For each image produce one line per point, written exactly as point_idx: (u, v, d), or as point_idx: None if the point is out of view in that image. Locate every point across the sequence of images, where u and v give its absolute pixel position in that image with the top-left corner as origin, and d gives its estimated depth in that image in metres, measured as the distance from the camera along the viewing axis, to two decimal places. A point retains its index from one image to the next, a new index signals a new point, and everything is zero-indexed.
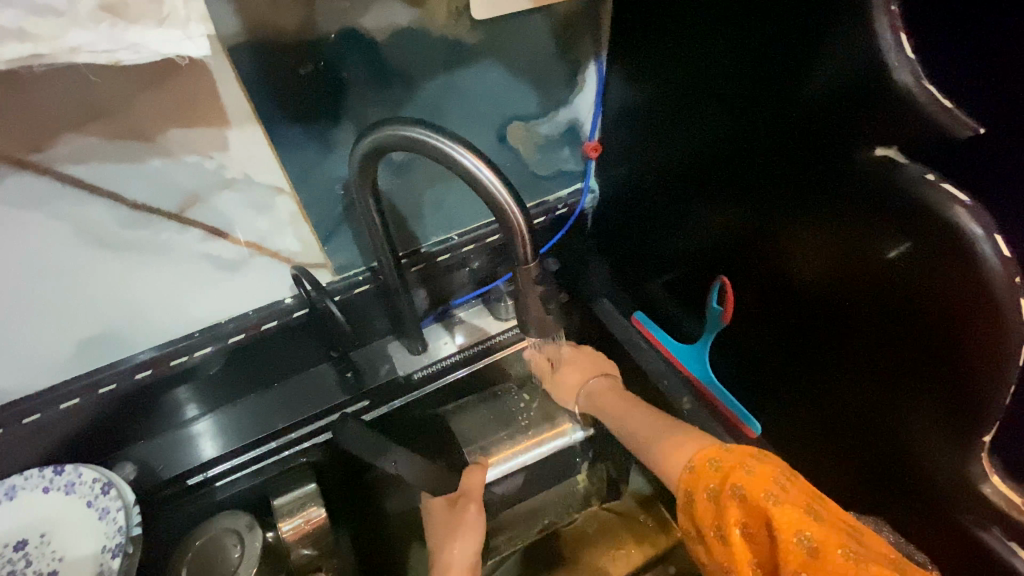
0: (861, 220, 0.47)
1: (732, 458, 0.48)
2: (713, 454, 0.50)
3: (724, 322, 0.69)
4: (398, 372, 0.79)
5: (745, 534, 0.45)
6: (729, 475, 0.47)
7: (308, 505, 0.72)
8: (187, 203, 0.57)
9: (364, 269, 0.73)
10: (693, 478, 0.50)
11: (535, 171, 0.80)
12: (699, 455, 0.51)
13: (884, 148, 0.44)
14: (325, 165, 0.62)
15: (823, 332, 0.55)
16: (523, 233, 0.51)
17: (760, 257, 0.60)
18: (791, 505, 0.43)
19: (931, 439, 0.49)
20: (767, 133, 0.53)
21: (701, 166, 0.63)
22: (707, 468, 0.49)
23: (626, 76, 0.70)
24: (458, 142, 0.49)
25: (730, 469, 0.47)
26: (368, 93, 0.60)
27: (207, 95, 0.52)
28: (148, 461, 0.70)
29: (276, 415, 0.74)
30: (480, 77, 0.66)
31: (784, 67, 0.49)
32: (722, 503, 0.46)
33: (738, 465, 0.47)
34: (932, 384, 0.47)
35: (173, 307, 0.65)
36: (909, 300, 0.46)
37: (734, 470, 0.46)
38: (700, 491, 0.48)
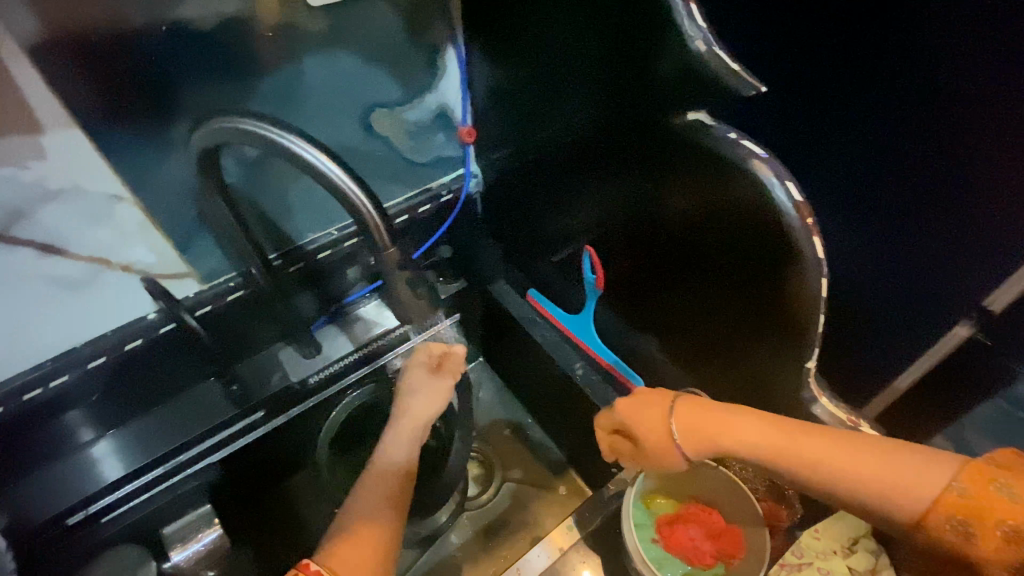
0: (691, 182, 0.51)
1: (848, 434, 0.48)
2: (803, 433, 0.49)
3: (599, 290, 0.73)
4: (291, 380, 0.76)
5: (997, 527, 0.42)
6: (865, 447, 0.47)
7: (204, 529, 0.70)
8: (10, 221, 0.52)
9: (234, 275, 0.70)
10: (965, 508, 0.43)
11: (412, 159, 0.80)
12: (969, 474, 0.43)
13: (695, 112, 0.48)
14: (168, 168, 0.58)
15: (673, 285, 0.60)
16: (376, 220, 0.51)
17: (620, 224, 0.63)
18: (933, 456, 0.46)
19: (770, 368, 0.55)
20: (606, 105, 0.56)
21: (562, 140, 0.66)
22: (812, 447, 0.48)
23: (485, 58, 0.71)
24: (294, 132, 0.48)
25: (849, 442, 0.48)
26: (206, 89, 0.57)
27: (7, 100, 0.47)
28: (21, 506, 0.63)
29: (163, 440, 0.69)
30: (332, 65, 0.65)
31: (613, 40, 0.52)
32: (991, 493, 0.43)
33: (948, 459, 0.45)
34: (759, 318, 0.52)
35: (14, 338, 0.59)
36: (735, 248, 0.50)
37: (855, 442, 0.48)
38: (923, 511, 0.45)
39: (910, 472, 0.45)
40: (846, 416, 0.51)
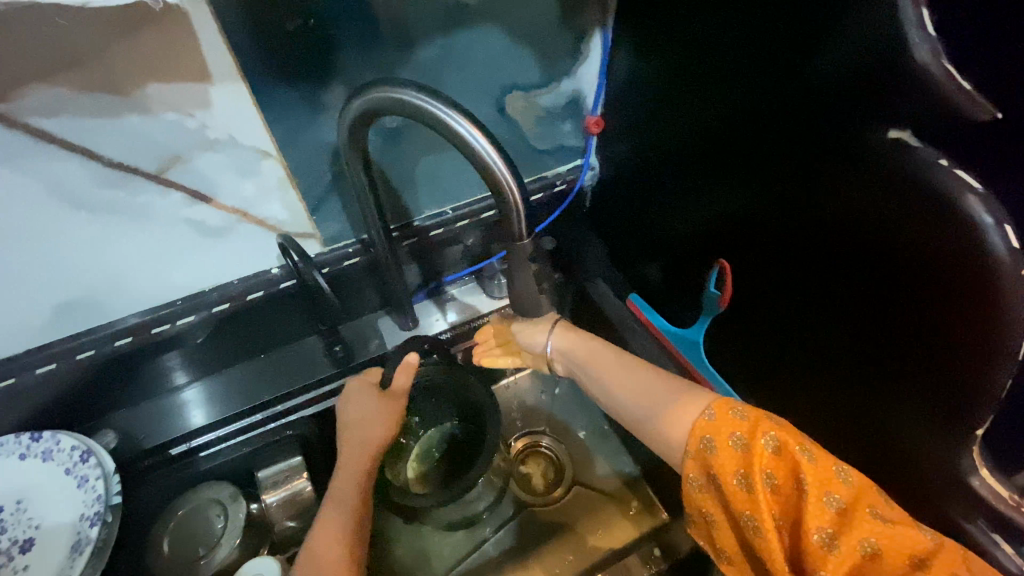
0: (879, 210, 0.45)
1: (751, 438, 0.43)
2: (726, 431, 0.45)
3: (721, 306, 0.68)
4: (387, 347, 0.77)
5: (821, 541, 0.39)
6: (754, 459, 0.43)
7: (294, 477, 0.72)
8: (167, 163, 0.54)
9: (353, 242, 0.71)
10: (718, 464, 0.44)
11: (534, 145, 0.78)
12: (719, 405, 0.47)
13: (897, 131, 0.42)
14: (314, 130, 0.59)
15: (816, 317, 0.55)
16: (519, 208, 0.49)
17: (761, 241, 0.59)
18: (818, 490, 0.40)
19: (923, 439, 0.48)
20: (776, 111, 0.51)
21: (708, 143, 0.62)
22: (727, 450, 0.44)
23: (633, 49, 0.68)
24: (454, 107, 0.47)
25: (754, 451, 0.43)
26: (361, 56, 0.57)
27: (187, 49, 0.49)
28: (131, 430, 0.70)
29: (264, 388, 0.74)
30: (480, 42, 0.63)
31: (799, 43, 0.47)
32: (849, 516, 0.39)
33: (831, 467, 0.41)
34: (925, 380, 0.45)
35: (153, 274, 0.63)
36: (912, 293, 0.44)
37: (759, 453, 0.43)
38: (723, 477, 0.44)
39: (704, 413, 0.47)
40: (1008, 494, 0.43)
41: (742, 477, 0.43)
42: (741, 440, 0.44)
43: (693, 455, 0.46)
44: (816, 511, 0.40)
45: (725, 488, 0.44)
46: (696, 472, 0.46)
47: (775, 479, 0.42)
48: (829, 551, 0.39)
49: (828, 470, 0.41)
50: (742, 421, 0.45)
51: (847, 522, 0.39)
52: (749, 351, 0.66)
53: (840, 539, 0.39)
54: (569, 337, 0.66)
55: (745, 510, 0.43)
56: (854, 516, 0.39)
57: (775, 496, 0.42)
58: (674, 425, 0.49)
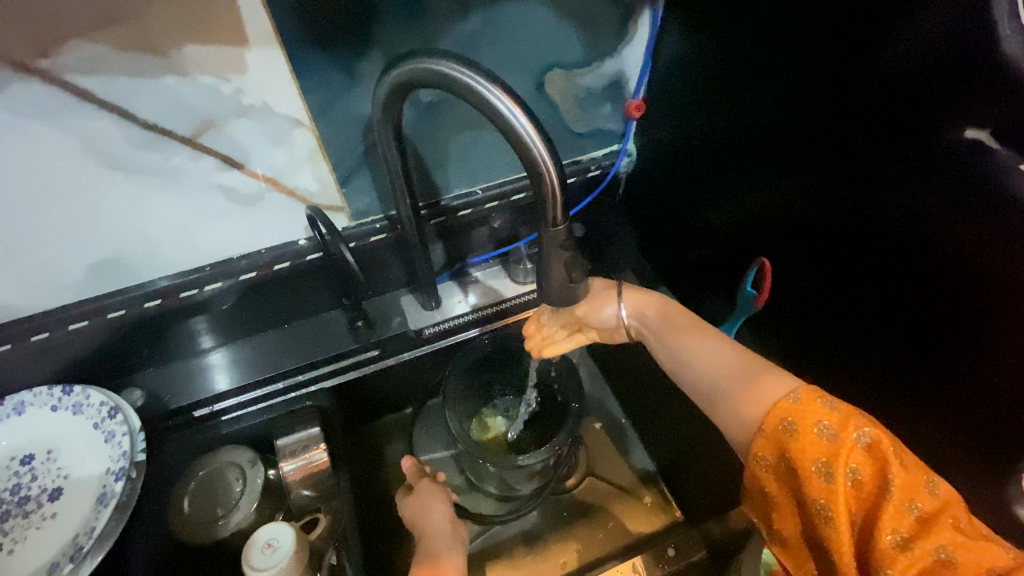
0: (952, 214, 0.41)
1: (841, 430, 0.41)
2: (813, 418, 0.42)
3: (757, 307, 0.65)
4: (409, 326, 0.77)
5: (897, 544, 0.38)
6: (840, 450, 0.41)
7: (313, 447, 0.70)
8: (202, 127, 0.54)
9: (381, 218, 0.71)
10: (796, 449, 0.42)
11: (572, 127, 0.75)
12: (808, 391, 0.44)
13: (977, 131, 0.38)
14: (349, 99, 0.58)
15: (861, 325, 0.52)
16: (555, 193, 0.47)
17: (807, 241, 0.56)
18: (903, 495, 0.39)
19: (969, 461, 0.45)
20: (836, 102, 0.48)
21: (756, 132, 0.59)
22: (811, 436, 0.42)
23: (684, 29, 0.64)
24: (495, 83, 0.44)
25: (842, 443, 0.41)
26: (401, 25, 0.55)
27: (226, 10, 0.48)
28: (157, 390, 0.72)
29: (286, 358, 0.75)
30: (524, 16, 0.60)
31: (866, 32, 0.44)
32: (931, 527, 0.38)
33: (921, 475, 0.39)
34: (979, 400, 0.43)
35: (184, 240, 0.63)
36: (977, 304, 0.41)
37: (847, 446, 0.41)
38: (802, 462, 0.42)
39: (789, 396, 0.44)
40: None
41: (823, 465, 0.41)
42: (830, 429, 0.42)
43: (769, 436, 0.44)
44: (897, 514, 0.38)
45: (801, 472, 0.42)
46: (766, 451, 0.45)
47: (858, 474, 0.40)
48: (900, 553, 0.38)
49: (917, 478, 0.39)
50: (833, 413, 0.42)
51: (928, 530, 0.38)
52: (782, 355, 0.64)
53: (917, 543, 0.37)
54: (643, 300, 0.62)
55: (818, 498, 0.42)
56: (937, 524, 0.38)
57: (853, 490, 0.41)
58: (750, 404, 0.47)
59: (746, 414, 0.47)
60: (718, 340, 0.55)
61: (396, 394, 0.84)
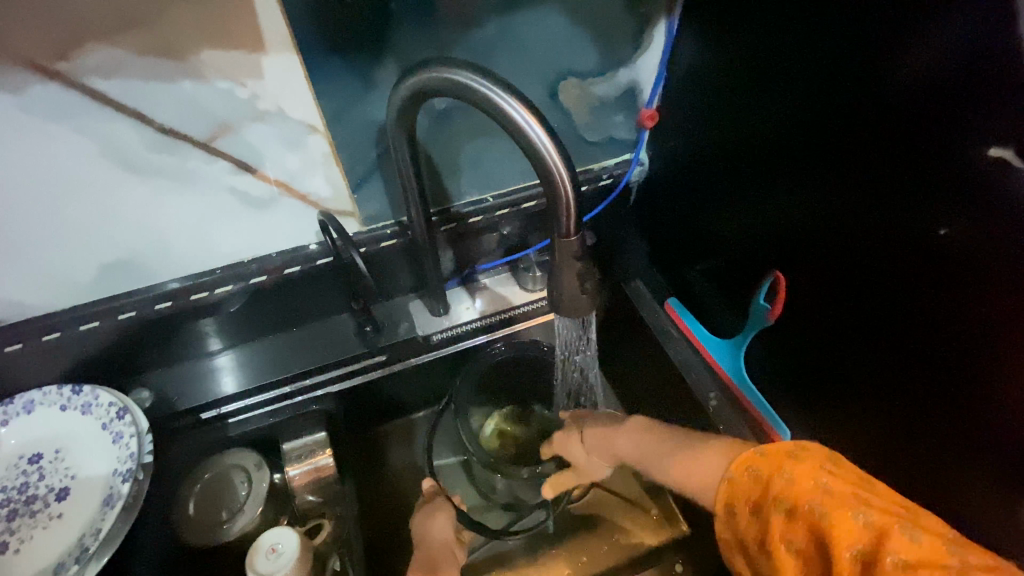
0: (974, 230, 0.40)
1: (766, 463, 0.41)
2: (744, 462, 0.43)
3: (770, 320, 0.65)
4: (417, 332, 0.77)
5: (847, 567, 0.35)
6: (769, 526, 0.39)
7: (318, 452, 0.72)
8: (216, 132, 0.54)
9: (393, 223, 0.71)
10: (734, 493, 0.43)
11: (584, 135, 0.75)
12: (737, 447, 0.45)
13: (999, 150, 0.38)
14: (364, 106, 0.58)
15: (878, 341, 0.51)
16: (569, 203, 0.46)
17: (821, 253, 0.55)
18: (837, 509, 0.36)
19: (988, 484, 0.44)
20: (854, 115, 0.48)
21: (771, 143, 0.58)
22: (743, 479, 0.42)
23: (700, 40, 0.64)
24: (510, 92, 0.44)
25: (767, 520, 0.39)
26: (418, 33, 0.55)
27: (245, 16, 0.48)
28: (165, 391, 0.72)
29: (293, 362, 0.74)
30: (541, 24, 0.60)
31: (887, 47, 0.44)
32: (870, 539, 0.35)
33: (848, 489, 0.38)
34: (999, 422, 0.42)
35: (196, 242, 0.63)
36: (1001, 321, 0.40)
37: (772, 479, 0.40)
38: (742, 506, 0.42)
39: (730, 449, 0.46)
40: None
41: (760, 505, 0.40)
42: (756, 469, 0.42)
43: (715, 488, 0.44)
44: (839, 533, 0.36)
45: (744, 519, 0.41)
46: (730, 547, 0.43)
47: (797, 543, 0.38)
48: None
49: (847, 489, 0.38)
50: (759, 450, 0.43)
51: (871, 542, 0.35)
52: (794, 368, 0.63)
53: (864, 560, 0.35)
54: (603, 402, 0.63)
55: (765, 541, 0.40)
56: (874, 532, 0.35)
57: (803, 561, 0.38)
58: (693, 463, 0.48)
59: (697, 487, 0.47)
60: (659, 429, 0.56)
61: (403, 400, 0.84)
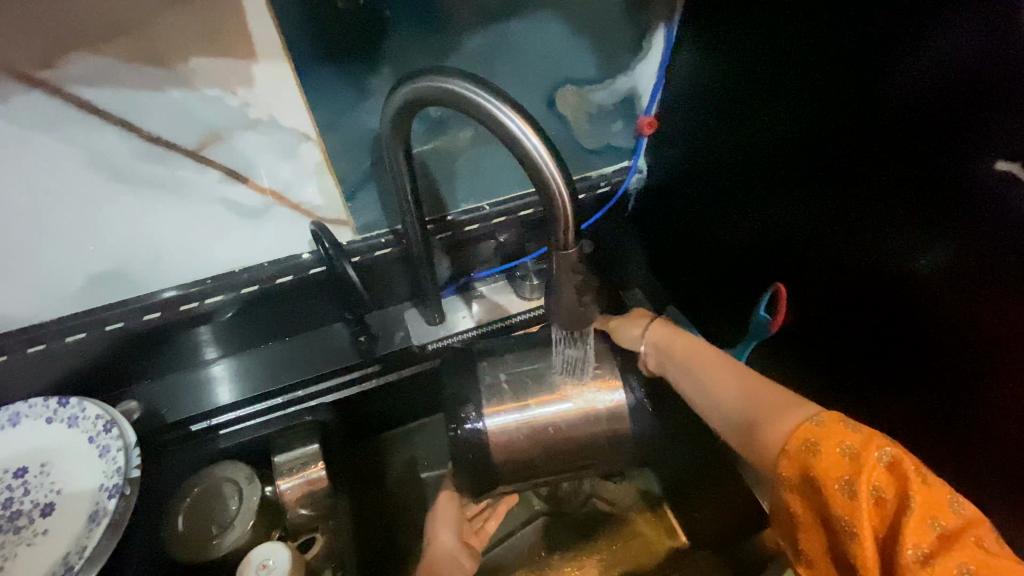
0: (983, 246, 0.39)
1: (863, 449, 0.39)
2: (837, 439, 0.40)
3: (770, 331, 0.63)
4: (412, 342, 0.75)
5: (918, 559, 0.35)
6: (863, 468, 0.38)
7: (310, 465, 0.69)
8: (207, 140, 0.53)
9: (387, 232, 0.69)
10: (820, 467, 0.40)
11: (582, 143, 0.74)
12: (831, 413, 0.42)
13: (1009, 163, 0.37)
14: (358, 114, 0.57)
15: (880, 354, 0.50)
16: (568, 215, 0.45)
17: (823, 264, 0.54)
18: (924, 512, 0.36)
19: (997, 502, 0.43)
20: (857, 124, 0.47)
21: (772, 152, 0.57)
22: (834, 456, 0.39)
23: (699, 48, 0.63)
24: (506, 102, 0.43)
25: (864, 461, 0.38)
26: (412, 40, 0.54)
27: (236, 22, 0.47)
28: (154, 402, 0.70)
29: (285, 372, 0.73)
30: (538, 31, 0.59)
31: (891, 56, 0.43)
32: (950, 547, 0.35)
33: (942, 496, 0.37)
34: (1009, 442, 0.41)
35: (185, 251, 0.62)
36: (1009, 339, 0.39)
37: (869, 464, 0.38)
38: (825, 480, 0.39)
39: (812, 418, 0.42)
40: None
41: (846, 484, 0.38)
42: (853, 450, 0.39)
43: (792, 455, 0.42)
44: (916, 528, 0.36)
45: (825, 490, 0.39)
46: (789, 473, 0.42)
47: (883, 492, 0.38)
48: (922, 569, 0.35)
49: (940, 496, 0.37)
50: (855, 432, 0.40)
51: (950, 548, 0.35)
52: (794, 380, 0.62)
53: (938, 559, 0.34)
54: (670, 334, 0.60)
55: (841, 515, 0.39)
56: (958, 542, 0.35)
57: (879, 510, 0.38)
58: (773, 425, 0.44)
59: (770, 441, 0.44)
60: (730, 367, 0.53)
61: (397, 411, 0.82)
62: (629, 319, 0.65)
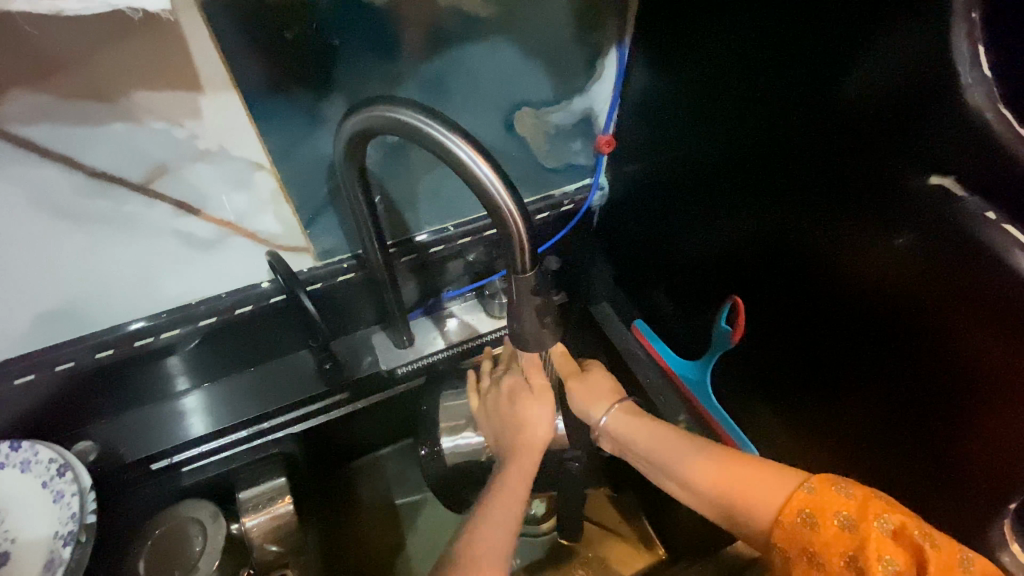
0: (921, 257, 0.41)
1: (861, 520, 0.39)
2: (831, 510, 0.40)
3: (733, 343, 0.65)
4: (381, 367, 0.74)
5: None
6: (867, 542, 0.38)
7: (277, 500, 0.68)
8: (155, 173, 0.52)
9: (350, 257, 0.69)
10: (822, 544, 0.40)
11: (543, 163, 0.75)
12: (821, 480, 0.42)
13: (941, 177, 0.39)
14: (312, 142, 0.57)
15: (837, 361, 0.51)
16: (522, 239, 0.46)
17: (778, 275, 0.56)
18: None
19: (947, 508, 0.44)
20: (801, 140, 0.48)
21: (726, 168, 0.59)
22: (833, 529, 0.40)
23: (651, 68, 0.65)
24: (456, 130, 0.43)
25: (866, 534, 0.38)
26: (364, 68, 0.54)
27: (180, 56, 0.46)
28: (112, 442, 0.67)
29: (250, 404, 0.71)
30: (492, 56, 0.60)
31: (831, 74, 0.44)
32: None
33: (955, 558, 0.36)
34: (957, 448, 0.42)
35: (137, 286, 0.60)
36: (949, 346, 0.40)
37: (871, 537, 0.38)
38: (827, 557, 0.40)
39: (803, 486, 0.42)
40: None
41: (851, 560, 0.39)
42: (849, 520, 0.39)
43: (787, 530, 0.42)
44: None
45: (829, 569, 0.39)
46: (788, 546, 0.42)
47: (896, 565, 0.37)
48: None
49: (951, 558, 0.36)
50: (849, 500, 0.40)
51: None
52: (758, 388, 0.63)
53: None
54: (631, 420, 0.58)
55: None
56: None
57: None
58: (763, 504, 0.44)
59: (763, 520, 0.44)
60: (688, 444, 0.52)
61: (368, 437, 0.81)
62: (590, 389, 0.62)
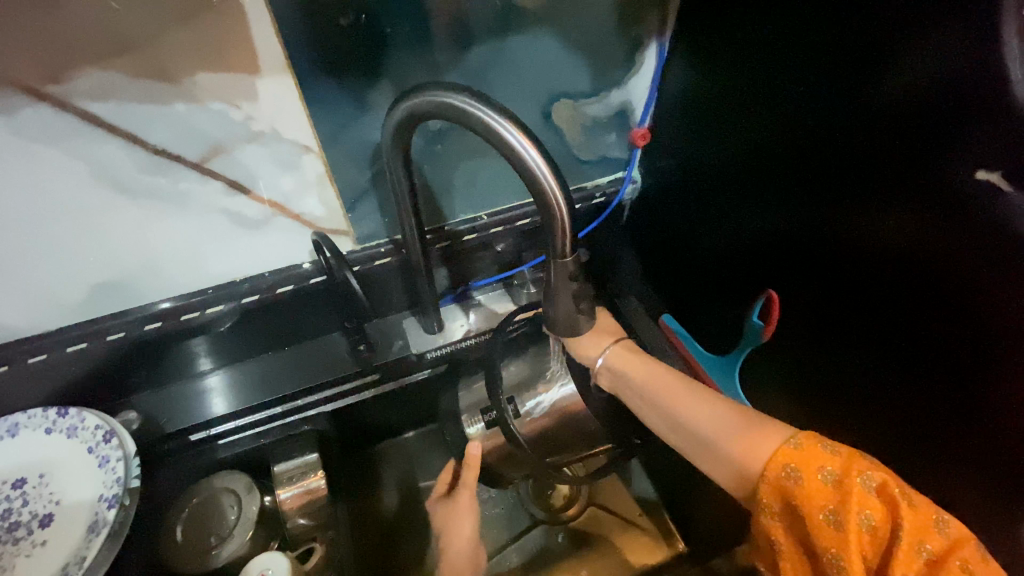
0: (964, 253, 0.41)
1: (845, 475, 0.39)
2: (816, 464, 0.40)
3: (763, 338, 0.65)
4: (410, 351, 0.76)
5: None
6: (849, 496, 0.38)
7: (309, 475, 0.70)
8: (210, 153, 0.54)
9: (386, 242, 0.71)
10: (802, 495, 0.40)
11: (577, 155, 0.76)
12: (806, 433, 0.41)
13: (986, 172, 0.39)
14: (358, 128, 0.58)
15: (869, 358, 0.52)
16: (564, 225, 0.47)
17: (812, 270, 0.56)
18: (913, 540, 0.36)
19: (977, 506, 0.44)
20: (841, 135, 0.49)
21: (762, 163, 0.59)
22: (816, 483, 0.39)
23: (689, 63, 0.66)
24: (504, 115, 0.44)
25: (848, 489, 0.38)
26: (411, 56, 0.56)
27: (240, 39, 0.48)
28: (153, 413, 0.70)
29: (284, 381, 0.73)
30: (534, 47, 0.61)
31: (875, 71, 0.44)
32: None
33: (929, 519, 0.37)
34: (994, 446, 0.42)
35: (185, 262, 0.63)
36: (990, 342, 0.40)
37: (854, 492, 0.38)
38: (808, 508, 0.39)
39: (789, 439, 0.42)
40: None
41: (832, 513, 0.39)
42: (832, 475, 0.39)
43: (770, 481, 0.41)
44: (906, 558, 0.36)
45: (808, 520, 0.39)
46: (772, 499, 0.42)
47: (873, 520, 0.38)
48: None
49: (926, 518, 0.37)
50: (834, 456, 0.40)
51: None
52: (785, 384, 0.64)
53: None
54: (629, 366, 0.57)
55: (830, 547, 0.39)
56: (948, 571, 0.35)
57: (871, 538, 0.38)
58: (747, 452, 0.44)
59: (746, 465, 0.43)
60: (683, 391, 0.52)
61: (394, 420, 0.83)
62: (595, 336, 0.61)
